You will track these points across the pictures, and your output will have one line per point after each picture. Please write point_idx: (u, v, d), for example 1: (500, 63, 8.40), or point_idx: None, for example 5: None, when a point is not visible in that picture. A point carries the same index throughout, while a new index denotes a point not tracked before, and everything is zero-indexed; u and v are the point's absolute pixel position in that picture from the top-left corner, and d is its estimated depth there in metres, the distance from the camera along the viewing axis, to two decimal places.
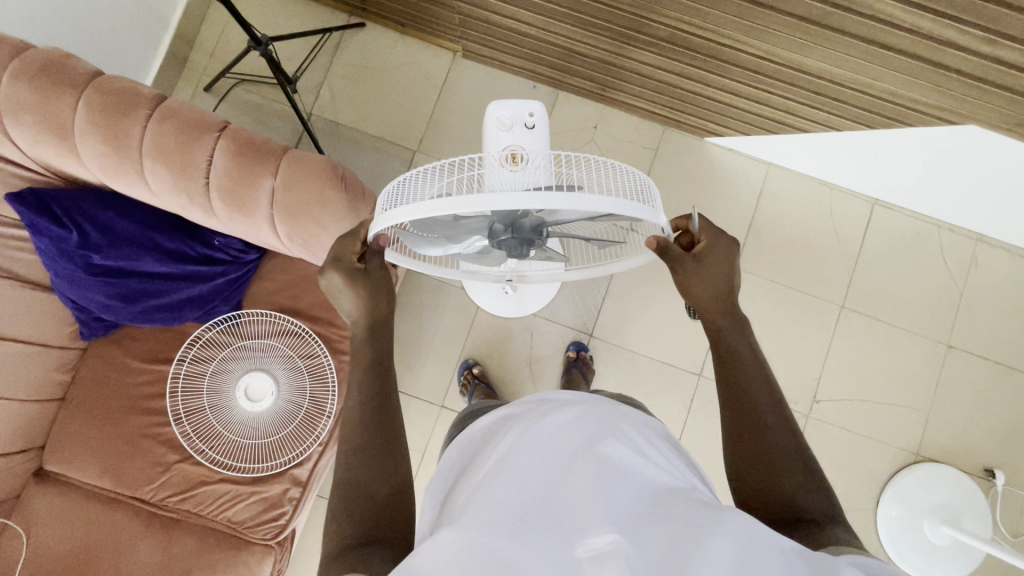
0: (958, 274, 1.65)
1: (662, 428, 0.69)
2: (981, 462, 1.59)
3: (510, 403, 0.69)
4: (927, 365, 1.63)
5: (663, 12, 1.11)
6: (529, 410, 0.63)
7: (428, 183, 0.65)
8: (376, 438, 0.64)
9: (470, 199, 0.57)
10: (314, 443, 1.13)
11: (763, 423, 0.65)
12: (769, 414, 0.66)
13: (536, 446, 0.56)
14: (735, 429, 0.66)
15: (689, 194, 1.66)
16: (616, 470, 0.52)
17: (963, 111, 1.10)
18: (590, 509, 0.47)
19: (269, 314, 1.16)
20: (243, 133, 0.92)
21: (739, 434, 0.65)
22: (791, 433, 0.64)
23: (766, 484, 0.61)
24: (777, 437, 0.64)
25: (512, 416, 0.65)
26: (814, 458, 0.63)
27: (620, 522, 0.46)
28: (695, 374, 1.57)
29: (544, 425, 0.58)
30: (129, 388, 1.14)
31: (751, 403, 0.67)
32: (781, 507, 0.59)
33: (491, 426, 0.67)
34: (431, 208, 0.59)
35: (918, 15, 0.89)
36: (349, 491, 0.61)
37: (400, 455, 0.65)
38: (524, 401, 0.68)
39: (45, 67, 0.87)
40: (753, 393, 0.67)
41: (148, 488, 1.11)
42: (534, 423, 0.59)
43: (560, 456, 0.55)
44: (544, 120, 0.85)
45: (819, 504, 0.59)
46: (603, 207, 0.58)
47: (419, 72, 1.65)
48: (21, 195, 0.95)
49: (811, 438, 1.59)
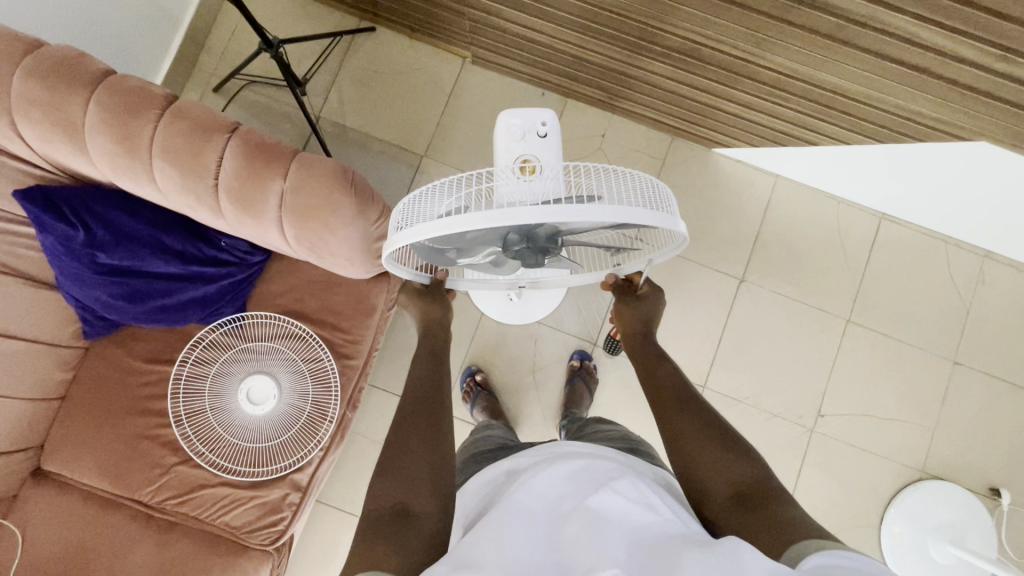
0: (965, 291, 1.64)
1: (665, 481, 0.69)
2: (986, 480, 1.57)
3: (516, 454, 0.69)
4: (934, 381, 1.62)
5: (676, 24, 1.11)
6: (534, 460, 0.63)
7: (441, 198, 0.65)
8: (402, 438, 0.69)
9: (485, 215, 0.57)
10: (315, 448, 1.13)
11: (686, 415, 0.74)
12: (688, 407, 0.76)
13: (537, 492, 0.56)
14: (694, 430, 0.72)
15: (696, 204, 1.66)
16: (620, 513, 0.51)
17: (975, 128, 1.10)
18: (593, 552, 0.47)
19: (272, 317, 1.16)
20: (253, 135, 0.92)
21: (670, 432, 0.74)
22: (708, 415, 0.74)
23: (713, 465, 0.67)
24: (698, 423, 0.73)
25: (519, 468, 0.65)
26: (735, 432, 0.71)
27: (622, 562, 0.46)
28: (698, 386, 1.59)
29: (547, 473, 0.58)
30: (130, 389, 1.13)
31: (674, 400, 0.78)
32: (734, 484, 0.65)
33: (498, 478, 0.67)
34: (447, 226, 0.59)
35: (932, 30, 0.89)
36: (381, 479, 0.65)
37: (428, 447, 0.68)
38: (529, 455, 0.67)
39: (56, 64, 0.87)
40: (674, 393, 0.79)
41: (146, 490, 1.10)
42: (540, 471, 0.59)
43: (562, 505, 0.55)
44: (556, 129, 0.84)
45: (762, 475, 0.65)
46: (619, 217, 0.57)
47: (428, 77, 1.65)
48: (29, 193, 0.94)
49: (814, 452, 1.58)
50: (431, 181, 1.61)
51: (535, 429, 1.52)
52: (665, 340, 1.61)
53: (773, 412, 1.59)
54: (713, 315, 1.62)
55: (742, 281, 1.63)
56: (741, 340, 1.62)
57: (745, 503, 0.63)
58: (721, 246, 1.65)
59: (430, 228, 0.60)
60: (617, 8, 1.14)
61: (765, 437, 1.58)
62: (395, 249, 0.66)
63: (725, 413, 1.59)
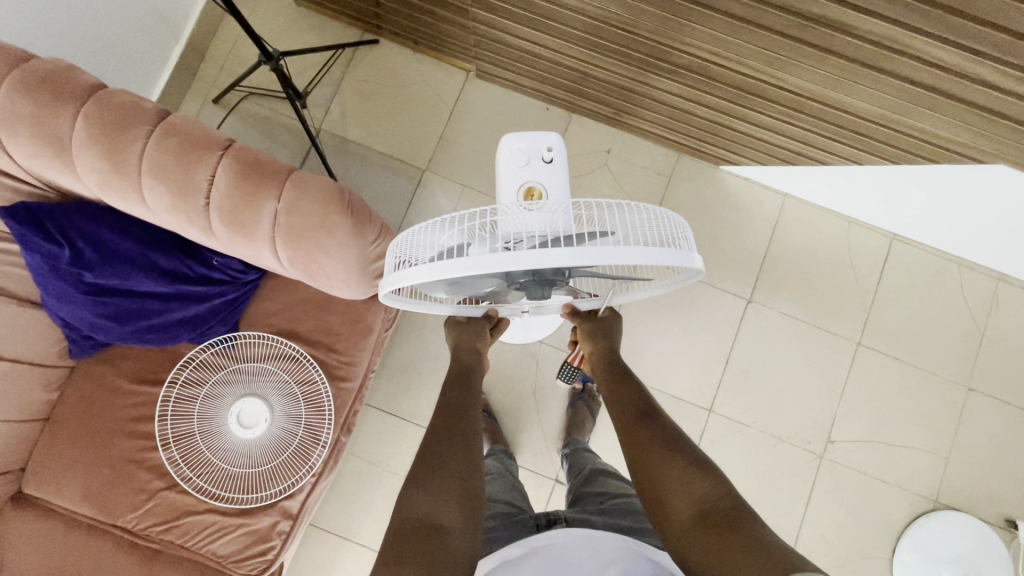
0: (979, 314, 1.60)
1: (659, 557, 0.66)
2: (1002, 511, 1.52)
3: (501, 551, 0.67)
4: (947, 407, 1.57)
5: (686, 41, 1.08)
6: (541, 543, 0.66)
7: (443, 233, 0.62)
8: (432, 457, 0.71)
9: (492, 258, 0.55)
10: (308, 473, 1.09)
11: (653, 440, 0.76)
12: (654, 431, 0.77)
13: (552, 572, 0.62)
14: (660, 455, 0.73)
15: (702, 222, 1.62)
16: None
17: (996, 152, 1.06)
18: None
19: (265, 337, 1.12)
20: (247, 152, 0.88)
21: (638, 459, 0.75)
22: (672, 438, 0.75)
23: (678, 488, 0.68)
24: (663, 447, 0.74)
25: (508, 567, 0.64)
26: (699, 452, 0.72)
27: None
28: (704, 409, 1.55)
29: None
30: (116, 410, 1.09)
31: (640, 425, 0.79)
32: (697, 505, 0.65)
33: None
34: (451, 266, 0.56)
35: (952, 52, 0.86)
36: (411, 489, 0.67)
37: (456, 466, 0.71)
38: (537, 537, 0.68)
39: (45, 78, 0.84)
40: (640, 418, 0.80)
41: (130, 517, 1.06)
42: None
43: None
44: (562, 154, 0.80)
45: (725, 495, 0.65)
46: (631, 258, 0.54)
47: (431, 90, 1.62)
48: (12, 210, 0.90)
49: (823, 479, 1.53)
50: (432, 195, 1.57)
51: (536, 452, 1.48)
52: (669, 360, 1.57)
53: (781, 437, 1.54)
54: (720, 336, 1.58)
55: (749, 301, 1.59)
56: (748, 363, 1.57)
57: (707, 522, 0.62)
58: (728, 266, 1.61)
59: (433, 267, 0.58)
60: (624, 24, 1.11)
61: (773, 464, 1.53)
62: (396, 287, 0.63)
63: (732, 437, 1.54)
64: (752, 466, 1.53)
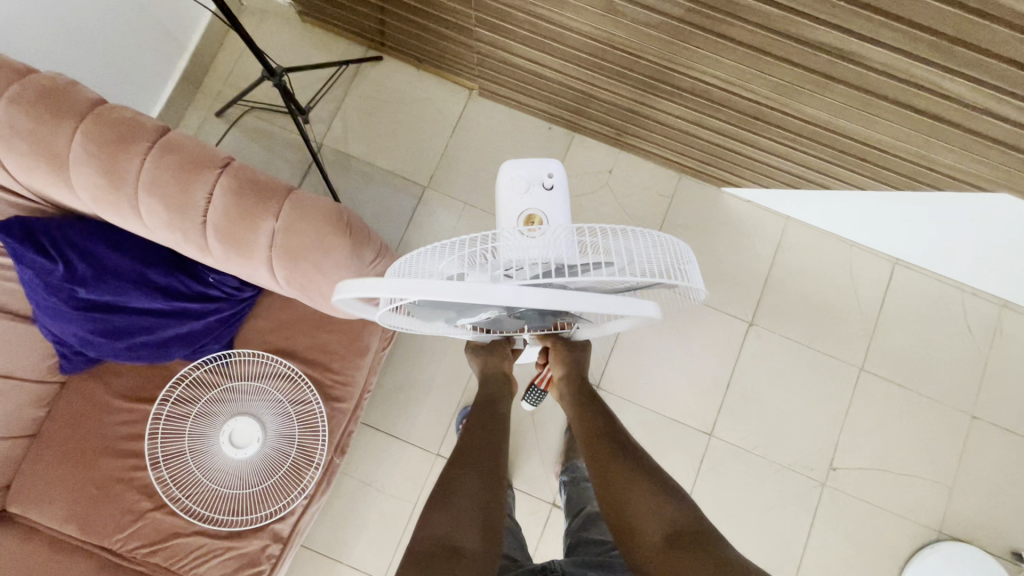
0: (982, 342, 1.58)
1: None
2: (1008, 543, 1.49)
3: None
4: (951, 435, 1.55)
5: (690, 65, 1.08)
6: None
7: (442, 260, 0.60)
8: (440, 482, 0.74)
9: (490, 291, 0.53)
10: (300, 495, 1.06)
11: (623, 467, 0.79)
12: (625, 456, 0.81)
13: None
14: (634, 481, 0.77)
15: (704, 243, 1.62)
16: None
17: (1000, 181, 1.05)
18: None
19: (260, 355, 1.10)
20: (246, 171, 0.88)
21: (611, 486, 0.78)
22: (642, 462, 0.80)
23: (651, 511, 0.73)
24: (632, 471, 0.78)
25: None
26: (665, 475, 0.78)
27: None
28: (705, 433, 1.53)
29: None
30: (106, 428, 1.07)
31: (611, 449, 0.83)
32: (669, 528, 0.71)
33: None
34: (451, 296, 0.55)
35: (957, 82, 0.85)
36: (428, 516, 0.70)
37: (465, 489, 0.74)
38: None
39: (43, 93, 0.83)
40: (609, 442, 0.84)
41: (116, 538, 1.03)
42: None
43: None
44: (562, 182, 0.80)
45: (693, 518, 0.72)
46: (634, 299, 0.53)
47: (434, 108, 1.62)
48: (7, 225, 0.89)
49: (826, 507, 1.50)
50: (433, 213, 1.57)
51: (533, 475, 1.45)
52: (669, 383, 1.55)
53: (782, 463, 1.52)
54: (721, 359, 1.56)
55: (751, 324, 1.58)
56: (749, 386, 1.55)
57: (679, 543, 0.68)
58: (729, 288, 1.60)
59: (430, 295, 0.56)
60: (627, 47, 1.11)
61: (775, 490, 1.50)
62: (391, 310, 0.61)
63: (732, 463, 1.51)
64: (754, 493, 1.50)
